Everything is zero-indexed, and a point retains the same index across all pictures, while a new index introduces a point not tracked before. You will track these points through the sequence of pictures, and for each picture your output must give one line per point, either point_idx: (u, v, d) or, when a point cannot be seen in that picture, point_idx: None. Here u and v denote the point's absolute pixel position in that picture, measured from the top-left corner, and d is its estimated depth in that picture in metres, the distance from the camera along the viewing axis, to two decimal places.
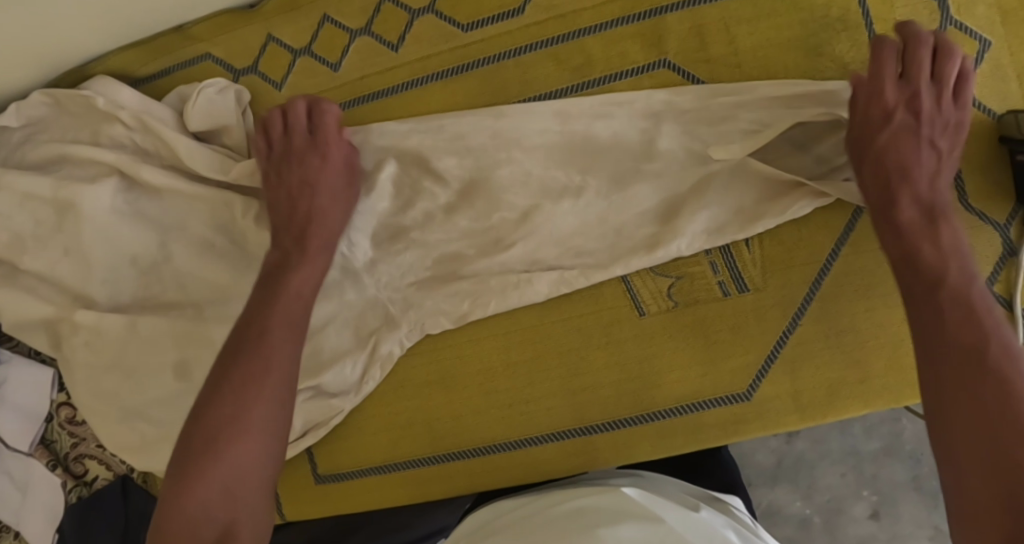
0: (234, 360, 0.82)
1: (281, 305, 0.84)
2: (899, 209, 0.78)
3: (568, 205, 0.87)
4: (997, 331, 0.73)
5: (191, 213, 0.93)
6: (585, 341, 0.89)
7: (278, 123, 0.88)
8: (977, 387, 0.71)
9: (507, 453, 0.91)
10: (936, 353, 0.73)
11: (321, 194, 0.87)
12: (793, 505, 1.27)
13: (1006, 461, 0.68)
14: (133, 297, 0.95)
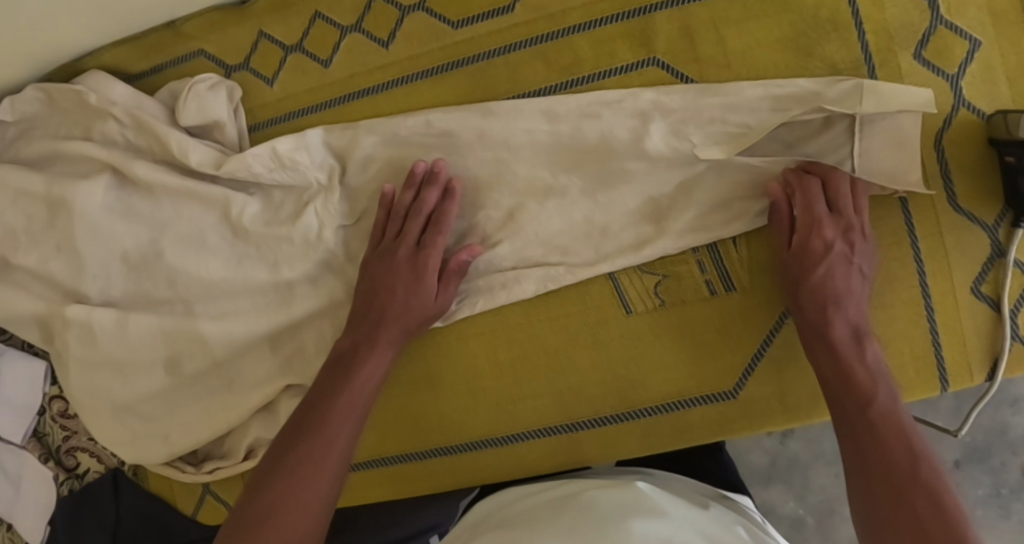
0: (291, 443, 0.82)
1: (344, 398, 0.84)
2: (813, 260, 0.81)
3: (554, 204, 0.87)
4: (886, 387, 0.79)
5: (182, 209, 0.94)
6: (571, 340, 0.89)
7: (387, 222, 0.88)
8: (879, 447, 0.76)
9: (493, 451, 0.91)
10: (847, 416, 0.78)
11: (400, 307, 0.86)
12: (787, 505, 1.29)
13: (907, 506, 0.73)
14: (124, 292, 0.95)
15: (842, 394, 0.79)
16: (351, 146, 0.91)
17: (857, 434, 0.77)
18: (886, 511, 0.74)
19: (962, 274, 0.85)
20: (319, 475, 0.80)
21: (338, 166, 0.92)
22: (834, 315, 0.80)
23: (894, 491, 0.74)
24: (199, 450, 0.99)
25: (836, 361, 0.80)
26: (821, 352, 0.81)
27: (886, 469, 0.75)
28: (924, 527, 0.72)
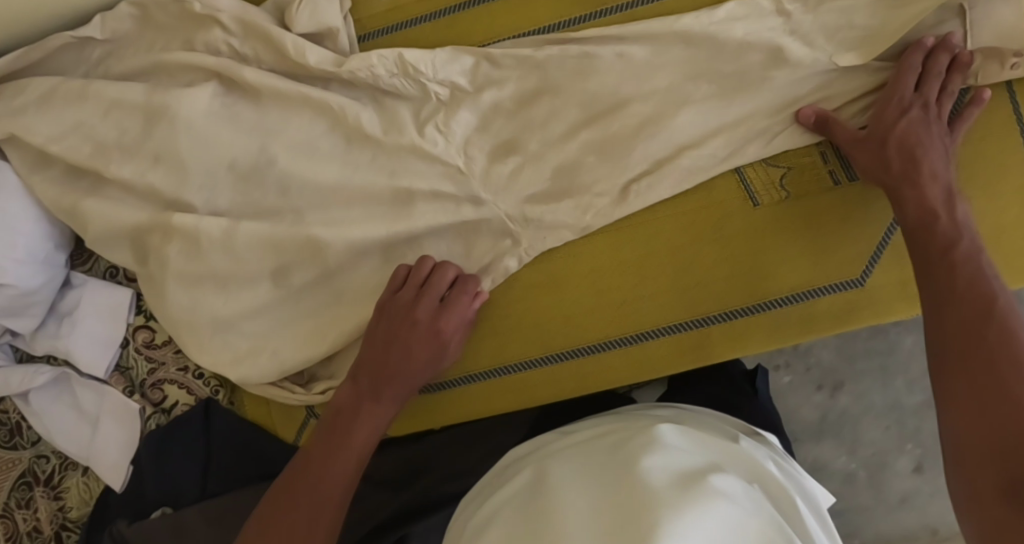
0: (297, 485, 0.84)
1: (337, 461, 0.86)
2: (893, 117, 0.83)
3: (690, 116, 0.88)
4: (968, 234, 0.80)
5: (293, 117, 0.92)
6: (697, 235, 0.89)
7: (422, 274, 0.88)
8: (960, 296, 0.77)
9: (622, 351, 0.90)
10: (931, 268, 0.80)
11: (408, 360, 0.87)
12: (839, 460, 1.35)
13: (982, 346, 0.75)
14: (231, 203, 0.93)
15: (922, 241, 0.81)
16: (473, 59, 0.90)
17: (942, 289, 0.78)
18: (957, 360, 0.76)
19: None
20: (325, 509, 0.83)
21: (463, 82, 0.90)
22: (924, 159, 0.81)
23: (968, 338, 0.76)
24: (305, 370, 0.96)
25: (921, 205, 0.81)
26: (910, 200, 0.81)
27: (963, 317, 0.77)
28: (999, 368, 0.73)
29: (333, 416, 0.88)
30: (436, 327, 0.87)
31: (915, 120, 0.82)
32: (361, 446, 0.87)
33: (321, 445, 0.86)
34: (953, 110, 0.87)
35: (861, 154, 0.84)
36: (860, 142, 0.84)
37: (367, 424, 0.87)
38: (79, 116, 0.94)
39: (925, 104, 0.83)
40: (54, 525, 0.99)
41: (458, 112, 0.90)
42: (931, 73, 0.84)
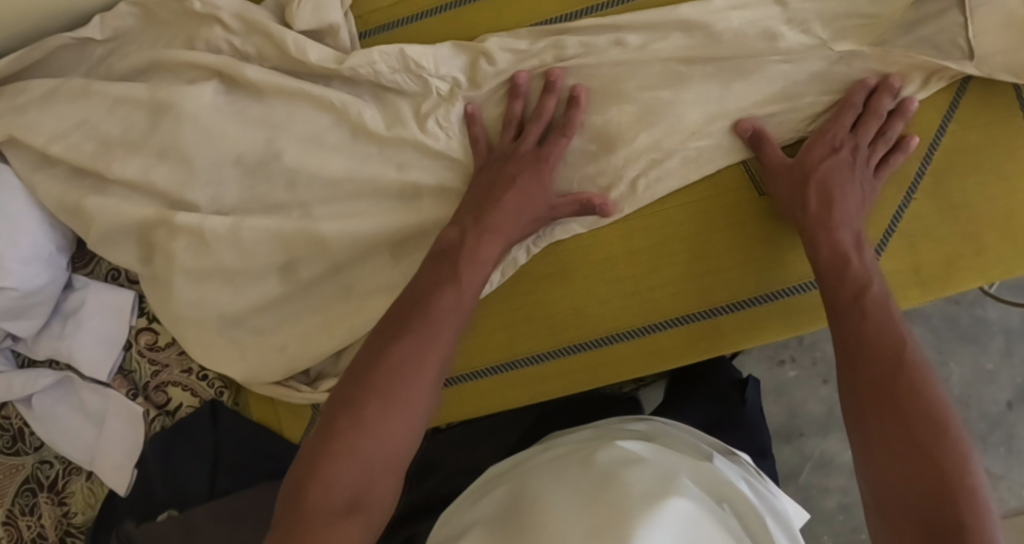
0: (396, 335, 0.77)
1: (450, 290, 0.80)
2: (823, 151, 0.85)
3: (691, 95, 0.88)
4: (878, 280, 0.83)
5: (298, 112, 0.91)
6: (706, 224, 0.89)
7: (516, 112, 0.89)
8: (873, 344, 0.79)
9: (633, 342, 0.90)
10: (856, 313, 0.81)
11: (515, 204, 0.85)
12: (845, 452, 1.41)
13: (889, 389, 0.77)
14: (237, 200, 0.91)
15: (836, 281, 0.83)
16: (477, 54, 0.90)
17: (864, 343, 0.79)
18: (872, 408, 0.77)
19: None
20: (417, 378, 0.75)
21: (462, 78, 0.90)
22: (841, 204, 0.84)
23: (883, 388, 0.77)
24: (310, 368, 0.95)
25: (834, 247, 0.83)
26: (822, 238, 0.84)
27: (877, 366, 0.78)
28: (907, 413, 0.75)
29: (409, 301, 0.80)
30: (540, 188, 0.86)
31: (845, 158, 0.85)
32: (439, 352, 0.77)
33: (400, 334, 0.77)
34: (954, 101, 0.89)
35: (786, 188, 0.85)
36: (785, 172, 0.85)
37: (469, 279, 0.82)
38: (82, 114, 0.94)
39: (856, 147, 0.85)
40: (59, 531, 0.97)
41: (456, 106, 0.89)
42: (863, 119, 0.86)
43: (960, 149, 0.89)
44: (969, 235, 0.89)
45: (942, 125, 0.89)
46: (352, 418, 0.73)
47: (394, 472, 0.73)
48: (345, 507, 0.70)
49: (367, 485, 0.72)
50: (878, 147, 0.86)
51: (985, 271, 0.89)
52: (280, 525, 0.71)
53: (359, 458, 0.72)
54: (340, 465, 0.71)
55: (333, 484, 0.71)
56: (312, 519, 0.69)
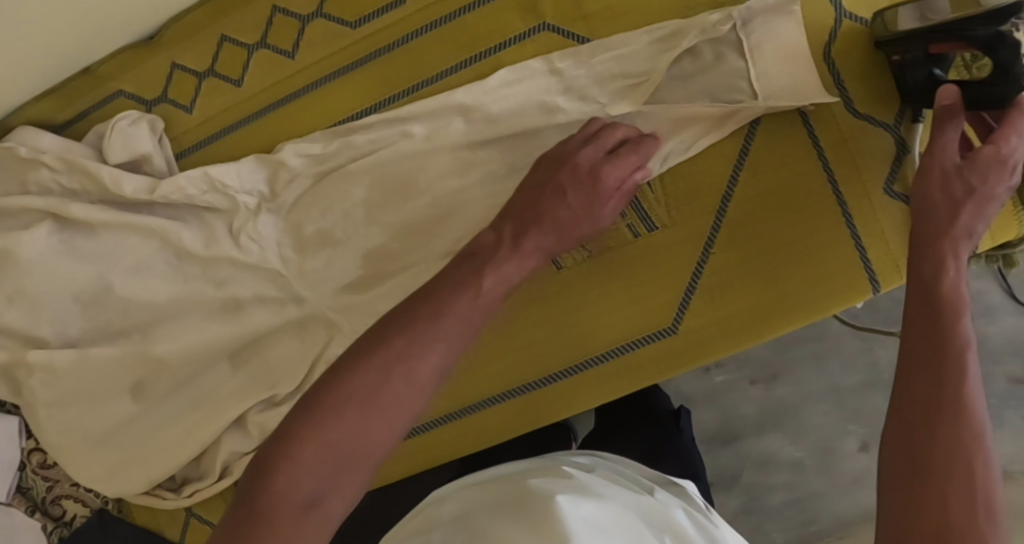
0: (419, 304, 0.67)
1: (457, 286, 0.68)
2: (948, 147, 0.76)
3: (477, 178, 0.90)
4: (977, 213, 0.75)
5: (126, 241, 0.97)
6: (509, 304, 0.91)
7: (590, 129, 0.83)
8: (923, 317, 0.71)
9: (457, 423, 0.93)
10: (934, 305, 0.71)
11: (559, 202, 0.78)
12: (784, 450, 1.35)
13: (934, 327, 0.70)
14: (82, 331, 0.98)
15: (930, 217, 0.75)
16: (276, 166, 0.95)
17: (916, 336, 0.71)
18: (903, 428, 0.68)
19: (871, 175, 0.87)
20: (427, 356, 0.64)
21: (266, 191, 0.96)
22: (951, 217, 0.74)
23: (928, 403, 0.67)
24: (177, 474, 1.02)
25: (931, 257, 0.73)
26: (921, 261, 0.74)
27: (912, 377, 0.69)
28: (944, 357, 0.69)
29: (430, 305, 0.66)
30: (573, 177, 0.79)
31: (952, 167, 0.76)
32: (444, 352, 0.65)
33: (421, 336, 0.64)
34: (745, 143, 0.89)
35: (927, 202, 0.76)
36: (919, 184, 0.77)
37: (522, 271, 0.73)
38: None
39: (1002, 163, 0.75)
40: None
41: (259, 220, 0.95)
42: (953, 130, 0.77)
43: (751, 198, 0.88)
44: (772, 281, 0.88)
45: (732, 176, 0.88)
46: (319, 419, 0.62)
47: (365, 477, 0.62)
48: (303, 515, 0.60)
49: (329, 492, 0.61)
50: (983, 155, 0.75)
51: (795, 316, 0.88)
52: (235, 519, 0.60)
53: (325, 466, 0.61)
54: (286, 473, 0.61)
55: (298, 485, 0.60)
56: (270, 530, 0.59)
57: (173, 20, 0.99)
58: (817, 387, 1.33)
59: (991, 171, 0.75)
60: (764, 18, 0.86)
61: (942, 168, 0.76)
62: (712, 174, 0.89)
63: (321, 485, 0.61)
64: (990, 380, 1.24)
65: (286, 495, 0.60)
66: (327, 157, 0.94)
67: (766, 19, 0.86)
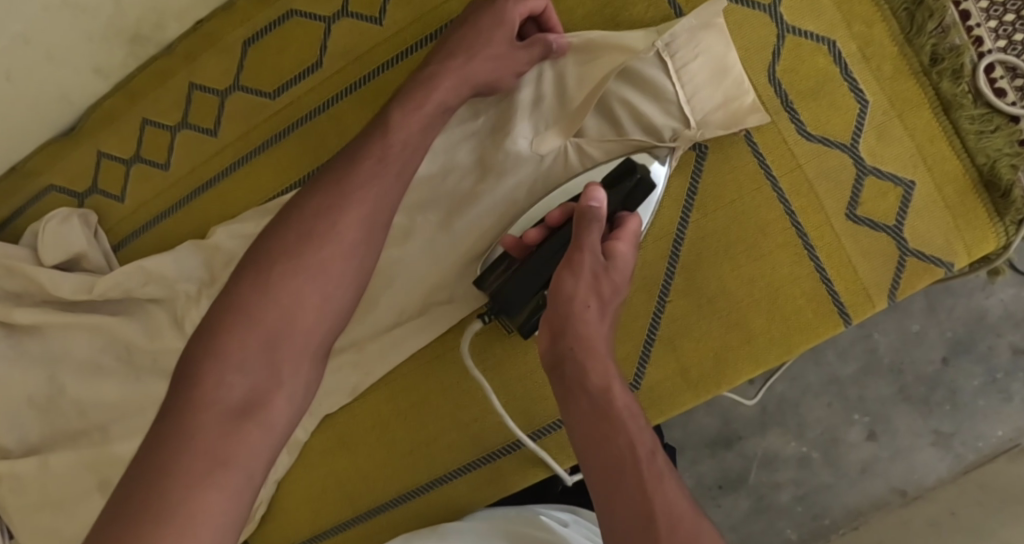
0: (314, 186, 0.75)
1: (365, 168, 0.74)
2: (574, 268, 0.70)
3: (416, 245, 0.86)
4: (593, 256, 0.71)
5: (74, 340, 0.94)
6: (464, 372, 0.88)
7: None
8: (569, 310, 0.70)
9: (425, 497, 0.90)
10: (568, 386, 0.71)
11: (459, 61, 0.78)
12: (789, 446, 1.15)
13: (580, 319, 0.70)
14: (41, 435, 0.96)
15: (566, 271, 0.71)
16: (213, 250, 0.92)
17: (584, 410, 0.70)
18: (605, 490, 0.67)
19: (832, 201, 0.82)
20: (342, 218, 0.73)
21: (206, 276, 0.92)
22: (571, 289, 0.70)
23: (607, 437, 0.68)
24: None
25: (595, 282, 0.71)
26: (552, 326, 0.72)
27: (607, 448, 0.68)
28: (578, 347, 0.70)
29: (347, 159, 0.75)
30: (496, 24, 0.78)
31: (597, 265, 0.71)
32: (364, 210, 0.74)
33: (339, 191, 0.73)
34: (692, 182, 0.83)
35: (582, 317, 0.70)
36: (571, 282, 0.70)
37: (430, 97, 0.77)
38: None
39: (619, 269, 0.73)
40: None
41: (202, 306, 0.91)
42: (595, 233, 0.71)
43: (704, 238, 0.83)
44: (735, 324, 0.83)
45: (683, 216, 0.83)
46: (246, 306, 0.71)
47: (304, 355, 0.73)
48: (240, 405, 0.69)
49: (261, 380, 0.70)
50: (592, 264, 0.71)
51: (762, 358, 0.83)
52: (166, 409, 0.68)
53: (254, 351, 0.70)
54: (232, 346, 0.70)
55: (227, 378, 0.69)
56: (204, 427, 0.67)
57: (90, 108, 0.95)
58: (816, 379, 1.14)
59: (620, 276, 0.73)
60: (689, 32, 0.80)
61: (590, 266, 0.71)
62: (661, 217, 0.84)
63: (260, 364, 0.70)
64: (994, 355, 1.09)
65: (223, 383, 0.69)
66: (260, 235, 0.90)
67: (692, 34, 0.80)
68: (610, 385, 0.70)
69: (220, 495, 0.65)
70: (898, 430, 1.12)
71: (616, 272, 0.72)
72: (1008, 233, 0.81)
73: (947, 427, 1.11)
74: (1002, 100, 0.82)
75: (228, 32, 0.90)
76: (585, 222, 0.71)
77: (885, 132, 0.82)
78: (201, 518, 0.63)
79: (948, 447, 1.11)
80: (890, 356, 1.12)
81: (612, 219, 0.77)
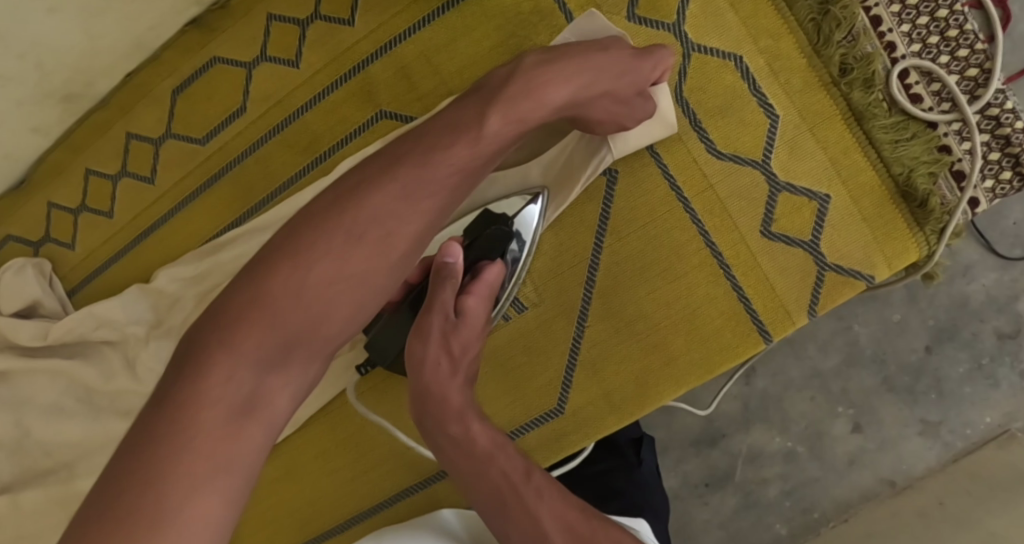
0: (429, 147, 0.70)
1: (429, 174, 0.69)
2: (421, 330, 0.73)
3: None
4: (440, 316, 0.73)
5: (35, 384, 0.98)
6: (395, 402, 0.90)
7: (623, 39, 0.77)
8: (418, 370, 0.73)
9: (367, 522, 0.93)
10: (432, 435, 0.74)
11: (586, 77, 0.73)
12: (774, 442, 1.09)
13: (427, 376, 0.73)
14: (14, 475, 1.00)
15: (414, 334, 0.74)
16: (158, 293, 0.95)
17: (453, 455, 0.73)
18: (496, 522, 0.71)
19: (746, 220, 0.82)
20: (403, 228, 0.70)
21: (153, 317, 0.96)
22: (421, 350, 0.73)
23: (481, 481, 0.72)
24: None
25: (440, 340, 0.73)
26: (412, 389, 0.75)
27: (483, 483, 0.71)
28: (434, 401, 0.73)
29: (389, 161, 0.70)
30: (622, 66, 0.74)
31: (445, 323, 0.74)
32: (418, 227, 0.71)
33: (411, 194, 0.69)
34: (604, 207, 0.84)
35: (435, 378, 0.73)
36: (421, 343, 0.73)
37: (530, 115, 0.71)
38: None
39: (473, 321, 0.76)
40: None
41: (154, 346, 0.94)
42: (448, 291, 0.74)
43: (621, 263, 0.84)
44: (655, 346, 0.84)
45: (597, 241, 0.84)
46: (263, 300, 0.67)
47: (314, 356, 0.70)
48: (240, 407, 0.65)
49: (265, 384, 0.67)
50: (441, 324, 0.74)
51: (683, 380, 0.84)
52: (158, 409, 0.63)
53: (270, 350, 0.66)
54: (245, 340, 0.66)
55: (234, 377, 0.65)
56: (203, 426, 0.63)
57: (38, 161, 0.99)
58: (797, 373, 1.08)
59: (472, 333, 0.76)
60: None
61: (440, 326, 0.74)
62: (577, 244, 0.84)
63: (266, 372, 0.67)
64: (979, 342, 1.03)
65: (230, 381, 0.64)
66: (200, 278, 0.93)
67: None
68: (468, 427, 0.73)
69: (216, 500, 0.62)
70: (884, 421, 1.06)
71: (471, 327, 0.75)
72: (930, 242, 0.81)
73: (934, 415, 1.05)
74: (918, 106, 0.81)
75: (158, 82, 0.93)
76: (438, 283, 0.74)
77: (798, 147, 0.81)
78: (197, 527, 0.61)
79: (936, 436, 1.05)
80: (870, 347, 1.06)
81: (471, 268, 0.78)
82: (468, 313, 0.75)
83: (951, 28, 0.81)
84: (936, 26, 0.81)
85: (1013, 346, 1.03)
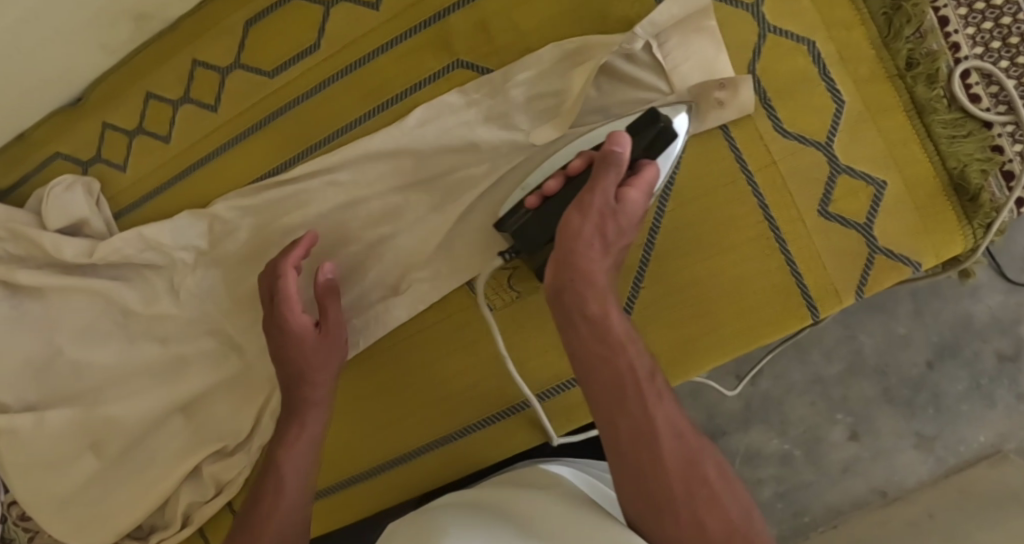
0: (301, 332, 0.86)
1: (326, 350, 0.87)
2: (579, 210, 0.76)
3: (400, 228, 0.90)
4: (603, 203, 0.75)
5: (72, 304, 0.98)
6: (444, 349, 0.92)
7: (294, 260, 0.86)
8: (568, 250, 0.76)
9: (402, 466, 0.94)
10: (566, 311, 0.76)
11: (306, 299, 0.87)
12: (772, 443, 1.10)
13: (574, 258, 0.76)
14: (40, 395, 0.99)
15: (574, 210, 0.76)
16: (210, 220, 0.95)
17: (585, 335, 0.75)
18: (609, 413, 0.73)
19: (803, 199, 0.84)
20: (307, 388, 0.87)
21: (202, 244, 0.95)
22: (574, 231, 0.76)
23: (612, 368, 0.74)
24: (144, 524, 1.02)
25: (597, 224, 0.76)
26: (555, 265, 0.77)
27: (608, 369, 0.74)
28: (580, 282, 0.75)
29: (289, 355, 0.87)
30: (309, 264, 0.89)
31: (607, 206, 0.76)
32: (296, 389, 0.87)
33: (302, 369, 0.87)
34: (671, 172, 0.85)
35: (586, 254, 0.76)
36: (579, 220, 0.76)
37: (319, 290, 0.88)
38: None
39: (634, 211, 0.77)
40: None
41: (196, 273, 0.96)
42: (611, 177, 0.75)
43: (680, 229, 0.86)
44: (705, 313, 0.86)
45: (659, 205, 0.86)
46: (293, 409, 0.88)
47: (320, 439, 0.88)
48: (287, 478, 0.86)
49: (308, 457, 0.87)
50: (601, 207, 0.75)
51: (729, 348, 0.86)
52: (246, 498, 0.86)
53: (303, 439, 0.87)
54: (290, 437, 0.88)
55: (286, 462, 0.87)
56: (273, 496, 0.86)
57: (97, 81, 0.99)
58: (802, 376, 1.10)
59: (627, 222, 0.77)
60: (680, 36, 0.83)
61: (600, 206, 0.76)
62: None
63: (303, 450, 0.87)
64: (978, 362, 1.06)
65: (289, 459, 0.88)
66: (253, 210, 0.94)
67: (683, 38, 0.83)
68: (607, 311, 0.75)
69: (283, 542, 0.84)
70: (881, 433, 1.08)
71: (630, 218, 0.77)
72: (976, 236, 0.84)
73: (930, 429, 1.08)
74: (976, 106, 0.85)
75: (231, 13, 0.94)
76: (600, 168, 0.75)
77: (860, 134, 0.84)
78: None
79: (931, 451, 1.08)
80: (873, 358, 1.08)
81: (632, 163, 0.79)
82: (623, 202, 0.76)
83: (1013, 36, 0.85)
84: (1000, 31, 0.85)
85: (1011, 370, 1.06)
